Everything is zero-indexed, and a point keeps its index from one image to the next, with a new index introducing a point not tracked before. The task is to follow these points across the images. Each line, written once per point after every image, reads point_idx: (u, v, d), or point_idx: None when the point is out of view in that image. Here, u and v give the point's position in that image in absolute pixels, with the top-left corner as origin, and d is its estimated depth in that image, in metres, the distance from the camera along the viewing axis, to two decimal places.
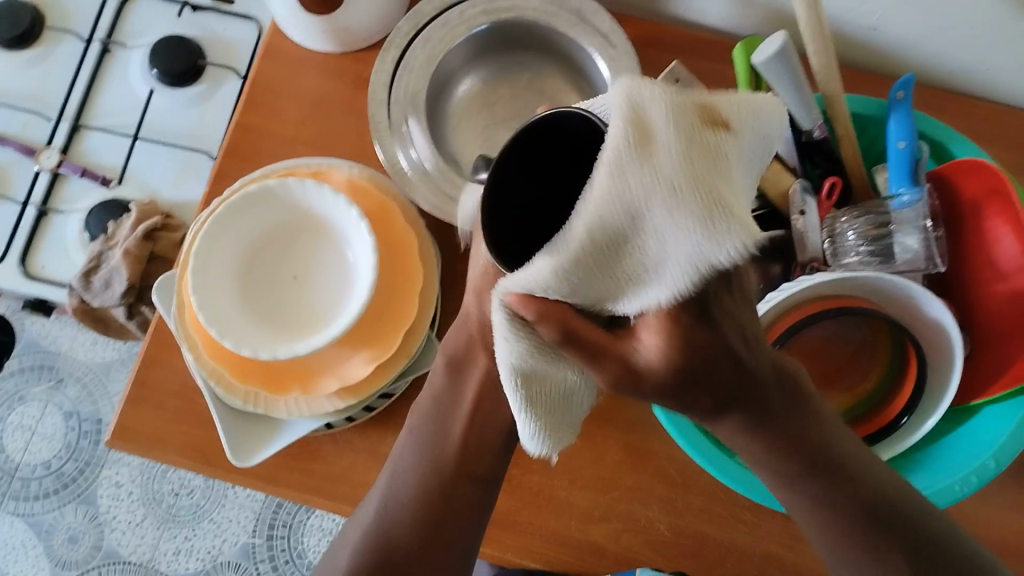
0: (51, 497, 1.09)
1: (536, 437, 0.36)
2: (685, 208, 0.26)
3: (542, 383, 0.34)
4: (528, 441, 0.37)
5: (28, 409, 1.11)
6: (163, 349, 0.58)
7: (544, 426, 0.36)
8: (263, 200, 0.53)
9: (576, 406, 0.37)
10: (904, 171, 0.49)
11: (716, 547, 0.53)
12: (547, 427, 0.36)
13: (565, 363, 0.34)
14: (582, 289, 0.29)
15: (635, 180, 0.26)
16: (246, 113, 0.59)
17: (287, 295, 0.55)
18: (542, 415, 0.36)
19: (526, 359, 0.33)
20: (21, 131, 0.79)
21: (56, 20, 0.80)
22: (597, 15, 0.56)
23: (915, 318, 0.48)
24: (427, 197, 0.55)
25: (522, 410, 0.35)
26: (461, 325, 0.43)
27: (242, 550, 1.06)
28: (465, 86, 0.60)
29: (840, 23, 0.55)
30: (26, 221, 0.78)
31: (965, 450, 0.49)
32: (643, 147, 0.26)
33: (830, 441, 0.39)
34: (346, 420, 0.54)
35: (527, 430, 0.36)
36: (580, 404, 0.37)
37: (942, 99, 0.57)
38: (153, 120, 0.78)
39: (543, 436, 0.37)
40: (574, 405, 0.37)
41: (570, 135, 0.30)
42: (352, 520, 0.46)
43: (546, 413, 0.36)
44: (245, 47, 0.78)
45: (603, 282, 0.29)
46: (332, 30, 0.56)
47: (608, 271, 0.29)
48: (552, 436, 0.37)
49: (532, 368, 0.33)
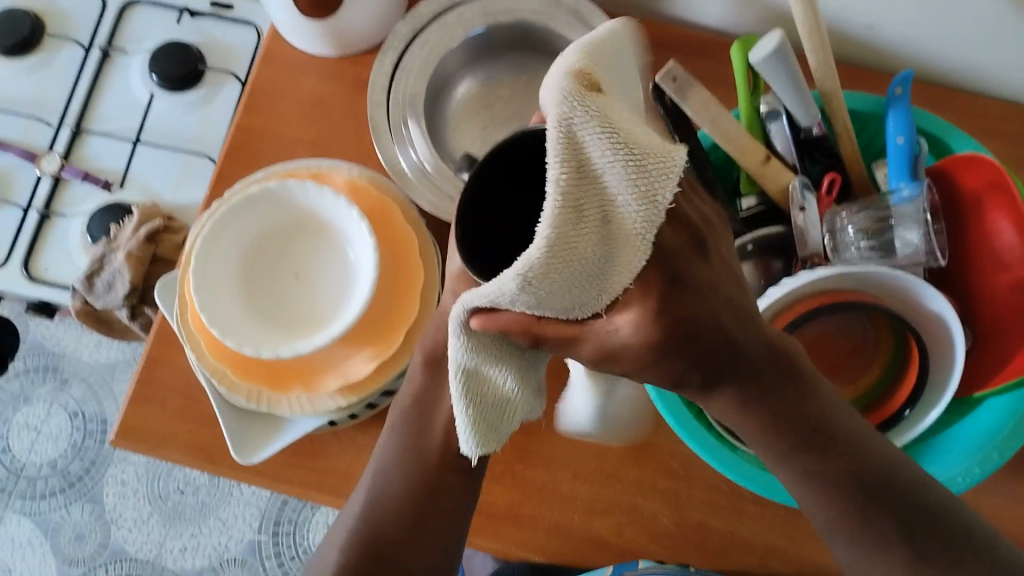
0: (58, 496, 1.10)
1: (478, 438, 0.35)
2: (626, 160, 0.26)
3: (489, 382, 0.34)
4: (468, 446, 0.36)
5: (33, 409, 1.12)
6: (168, 351, 0.59)
7: (486, 429, 0.35)
8: (263, 201, 0.54)
9: (521, 410, 0.36)
10: (904, 167, 0.50)
11: (719, 541, 0.54)
12: (493, 429, 0.35)
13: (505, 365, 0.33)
14: (553, 302, 0.28)
15: (572, 164, 0.26)
16: (246, 116, 0.59)
17: (288, 294, 0.55)
18: (485, 418, 0.35)
19: (475, 355, 0.32)
20: (21, 135, 0.79)
21: (54, 23, 0.80)
22: (595, 14, 0.56)
23: (915, 311, 0.48)
24: (429, 198, 0.55)
25: (465, 407, 0.34)
26: None
27: (248, 546, 1.07)
28: (465, 86, 0.60)
29: (837, 19, 0.55)
30: (29, 223, 0.78)
31: (968, 440, 0.49)
32: (574, 134, 0.26)
33: (845, 436, 0.39)
34: (349, 418, 0.55)
35: (471, 432, 0.35)
36: (526, 412, 0.37)
37: (939, 93, 0.57)
38: (153, 125, 0.79)
39: (488, 439, 0.36)
40: (521, 411, 0.36)
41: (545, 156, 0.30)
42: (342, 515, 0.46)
43: (489, 414, 0.35)
44: (243, 52, 0.78)
45: (571, 291, 0.28)
46: (331, 34, 0.56)
47: (575, 280, 0.28)
48: (497, 440, 0.36)
49: (478, 366, 0.33)
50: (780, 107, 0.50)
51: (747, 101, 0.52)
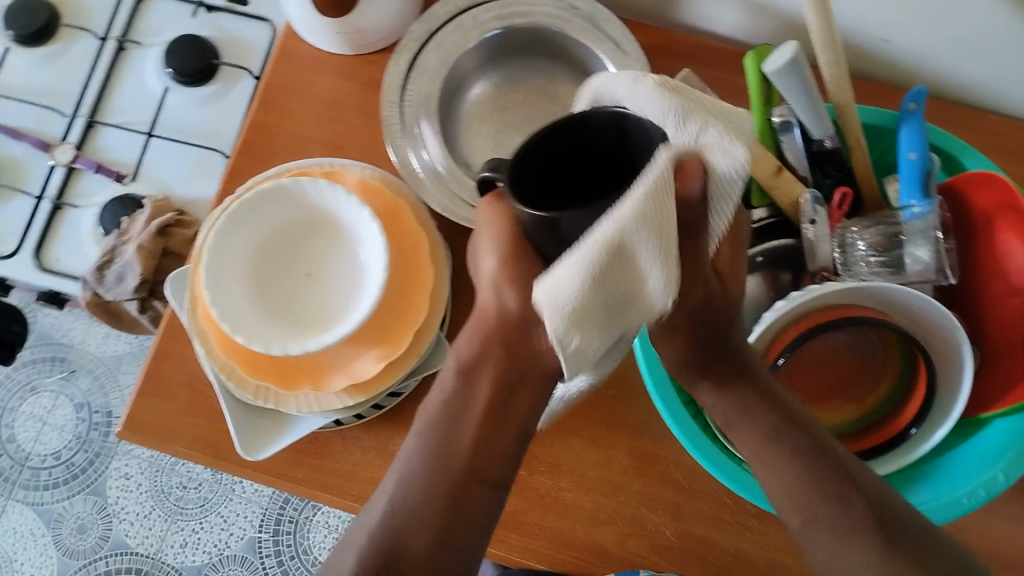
0: (61, 487, 1.10)
1: (572, 317, 0.30)
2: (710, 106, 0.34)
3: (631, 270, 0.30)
4: (557, 296, 0.30)
5: (40, 400, 1.13)
6: (175, 345, 0.59)
7: (582, 310, 0.30)
8: (275, 198, 0.54)
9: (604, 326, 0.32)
10: (915, 183, 0.49)
11: (721, 553, 0.54)
12: (584, 318, 0.31)
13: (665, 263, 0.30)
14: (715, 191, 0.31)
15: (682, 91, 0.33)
16: (260, 113, 0.60)
17: (298, 292, 0.55)
18: (592, 300, 0.30)
19: (641, 227, 0.28)
20: (38, 126, 0.80)
21: (74, 16, 0.81)
22: (611, 22, 0.57)
23: (923, 328, 0.48)
24: (439, 199, 0.56)
25: (591, 277, 0.29)
26: (472, 327, 0.43)
27: (249, 544, 1.07)
28: (478, 89, 0.61)
29: (853, 33, 0.55)
30: (42, 214, 0.79)
31: (974, 462, 0.49)
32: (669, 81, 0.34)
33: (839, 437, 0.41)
34: (355, 417, 0.55)
35: (564, 304, 0.30)
36: (612, 333, 0.33)
37: (954, 111, 0.57)
38: (166, 120, 0.79)
39: (571, 323, 0.31)
40: (613, 325, 0.32)
41: (579, 136, 0.32)
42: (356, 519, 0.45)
43: (597, 301, 0.30)
44: (259, 47, 0.79)
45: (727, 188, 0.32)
46: (347, 33, 0.57)
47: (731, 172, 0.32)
48: (575, 337, 0.31)
49: (631, 251, 0.29)
50: (793, 118, 0.50)
51: (759, 112, 0.51)
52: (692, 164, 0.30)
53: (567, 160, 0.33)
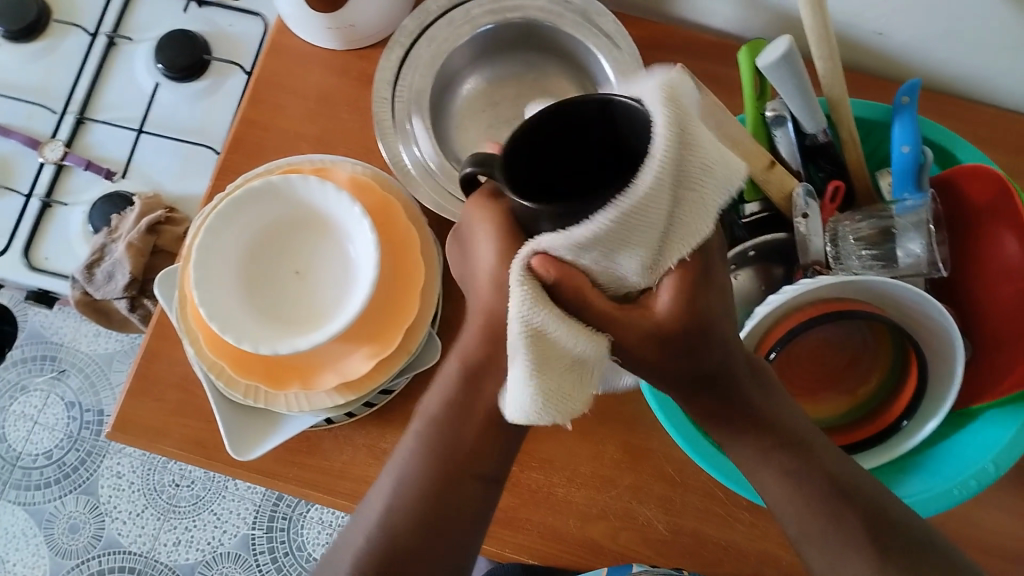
0: (53, 486, 1.09)
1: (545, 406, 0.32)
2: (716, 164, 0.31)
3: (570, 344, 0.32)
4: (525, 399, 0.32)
5: (30, 399, 1.12)
6: (166, 343, 0.58)
7: (554, 398, 0.32)
8: (265, 195, 0.53)
9: (587, 382, 0.33)
10: (907, 177, 0.49)
11: (714, 548, 0.54)
12: (565, 399, 0.33)
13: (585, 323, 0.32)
14: (597, 264, 0.30)
15: (688, 138, 0.30)
16: (250, 109, 0.59)
17: (288, 291, 0.55)
18: (555, 385, 0.32)
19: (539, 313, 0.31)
20: (26, 123, 0.79)
21: (62, 12, 0.80)
22: (603, 16, 0.56)
23: (915, 323, 0.48)
24: (430, 195, 0.55)
25: (536, 374, 0.31)
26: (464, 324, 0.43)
27: (242, 541, 1.07)
28: (469, 84, 0.60)
29: (846, 26, 0.55)
30: (30, 212, 0.78)
31: (964, 454, 0.49)
32: (686, 113, 0.30)
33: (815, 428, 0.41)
34: (346, 416, 0.55)
35: (544, 402, 0.32)
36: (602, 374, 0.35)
37: (946, 104, 0.57)
38: (157, 116, 0.78)
39: (561, 408, 0.33)
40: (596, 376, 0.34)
41: (572, 123, 0.32)
42: (354, 521, 0.44)
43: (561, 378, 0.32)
44: (250, 43, 0.79)
45: (617, 262, 0.31)
46: (337, 28, 0.56)
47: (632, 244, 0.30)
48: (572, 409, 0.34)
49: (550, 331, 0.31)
50: (786, 113, 0.50)
51: (754, 105, 0.52)
52: (544, 264, 0.30)
53: (562, 144, 0.33)
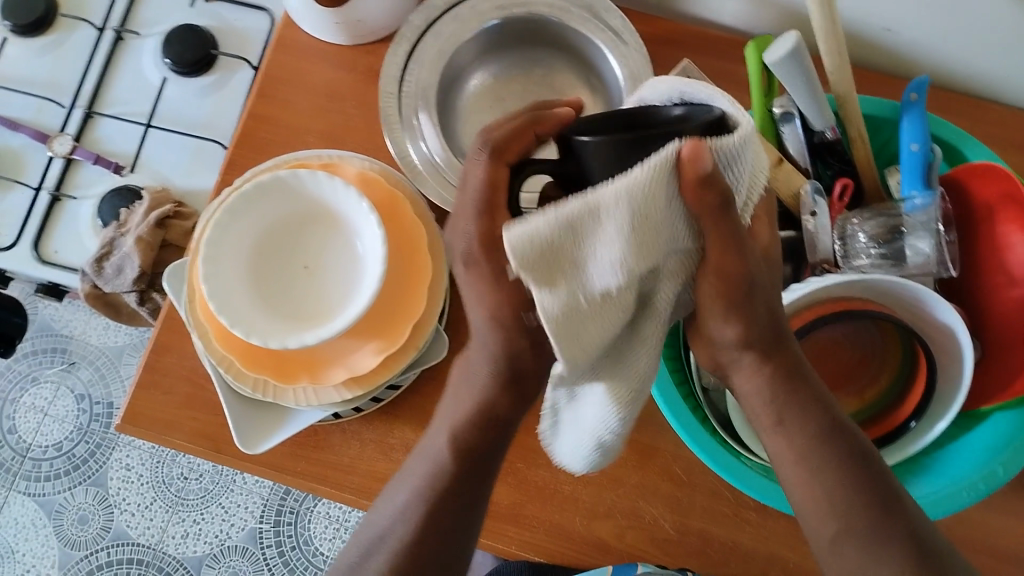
0: (62, 478, 1.10)
1: (533, 266, 0.29)
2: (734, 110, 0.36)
3: (610, 244, 0.29)
4: (523, 240, 0.28)
5: (40, 391, 1.13)
6: (174, 338, 0.59)
7: (543, 254, 0.29)
8: (273, 190, 0.54)
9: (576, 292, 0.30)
10: (916, 174, 0.49)
11: (720, 546, 0.54)
12: (547, 271, 0.29)
13: (646, 242, 0.30)
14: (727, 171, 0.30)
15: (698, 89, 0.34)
16: (258, 105, 0.59)
17: (297, 285, 0.55)
18: (555, 248, 0.29)
19: (626, 194, 0.28)
20: (36, 117, 0.80)
21: (71, 6, 0.81)
22: (610, 12, 0.56)
23: (924, 322, 0.48)
24: (437, 190, 0.55)
25: (564, 224, 0.28)
26: None
27: (249, 534, 1.07)
28: (476, 80, 0.60)
29: (856, 23, 0.54)
30: (40, 206, 0.78)
31: (973, 455, 0.49)
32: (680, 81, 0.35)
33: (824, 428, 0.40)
34: (353, 411, 0.55)
35: (533, 244, 0.28)
36: (589, 325, 0.31)
37: (956, 101, 0.57)
38: (165, 110, 0.79)
39: (538, 271, 0.29)
40: (582, 312, 0.31)
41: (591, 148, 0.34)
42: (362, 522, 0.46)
43: (564, 259, 0.29)
44: (258, 38, 0.79)
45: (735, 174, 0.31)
46: (344, 23, 0.56)
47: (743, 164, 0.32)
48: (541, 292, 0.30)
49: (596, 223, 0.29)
50: (794, 109, 0.49)
51: (760, 102, 0.51)
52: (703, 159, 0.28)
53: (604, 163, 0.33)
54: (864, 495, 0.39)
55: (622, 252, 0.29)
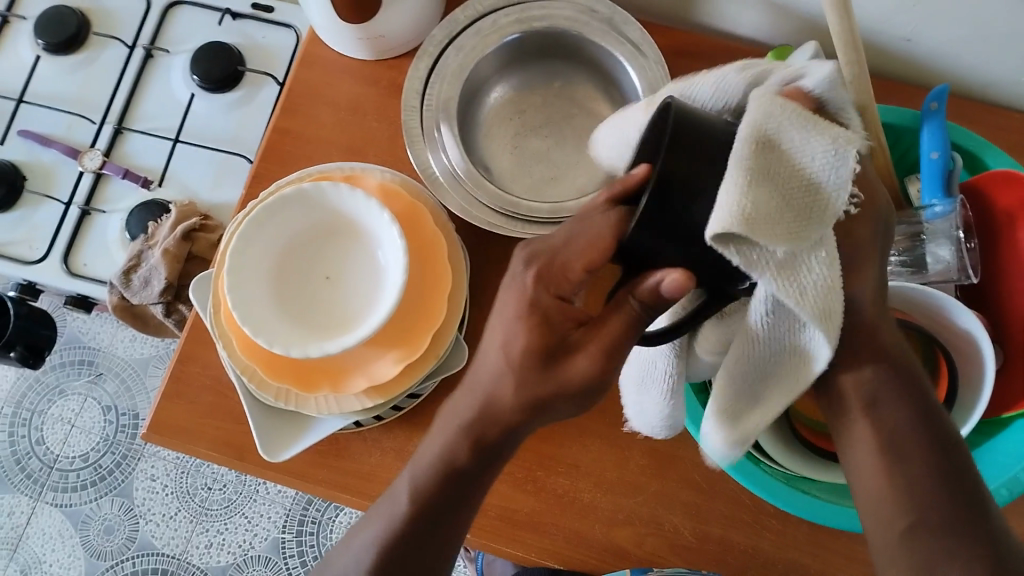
0: (89, 489, 1.12)
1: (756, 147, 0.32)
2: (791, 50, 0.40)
3: (776, 184, 0.32)
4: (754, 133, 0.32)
5: (68, 403, 1.15)
6: (198, 348, 0.60)
7: (766, 161, 0.32)
8: (299, 203, 0.55)
9: (783, 194, 0.32)
10: (937, 183, 0.49)
11: (741, 555, 0.53)
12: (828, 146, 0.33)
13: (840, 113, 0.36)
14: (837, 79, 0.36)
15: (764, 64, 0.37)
16: (283, 119, 0.61)
17: (318, 295, 0.56)
18: (766, 167, 0.32)
19: (761, 157, 0.32)
20: (67, 133, 0.82)
21: (102, 25, 0.83)
22: (628, 25, 0.57)
23: (943, 328, 0.48)
24: (458, 202, 0.56)
25: (750, 169, 0.31)
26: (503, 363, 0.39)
27: (272, 544, 1.08)
28: (497, 93, 0.61)
29: (875, 33, 0.54)
30: (69, 220, 0.80)
31: (993, 459, 0.48)
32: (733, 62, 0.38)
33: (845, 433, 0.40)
34: (374, 419, 0.56)
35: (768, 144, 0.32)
36: (765, 196, 0.31)
37: (976, 109, 0.56)
38: (193, 125, 0.81)
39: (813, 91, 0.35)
40: (794, 140, 0.32)
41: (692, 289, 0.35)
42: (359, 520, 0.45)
43: (770, 190, 0.32)
44: (284, 54, 0.81)
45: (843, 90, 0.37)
46: (366, 39, 0.57)
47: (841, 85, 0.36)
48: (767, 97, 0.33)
49: (762, 168, 0.32)
50: None
51: None
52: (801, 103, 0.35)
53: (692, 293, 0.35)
54: (924, 498, 0.38)
55: (813, 151, 0.32)
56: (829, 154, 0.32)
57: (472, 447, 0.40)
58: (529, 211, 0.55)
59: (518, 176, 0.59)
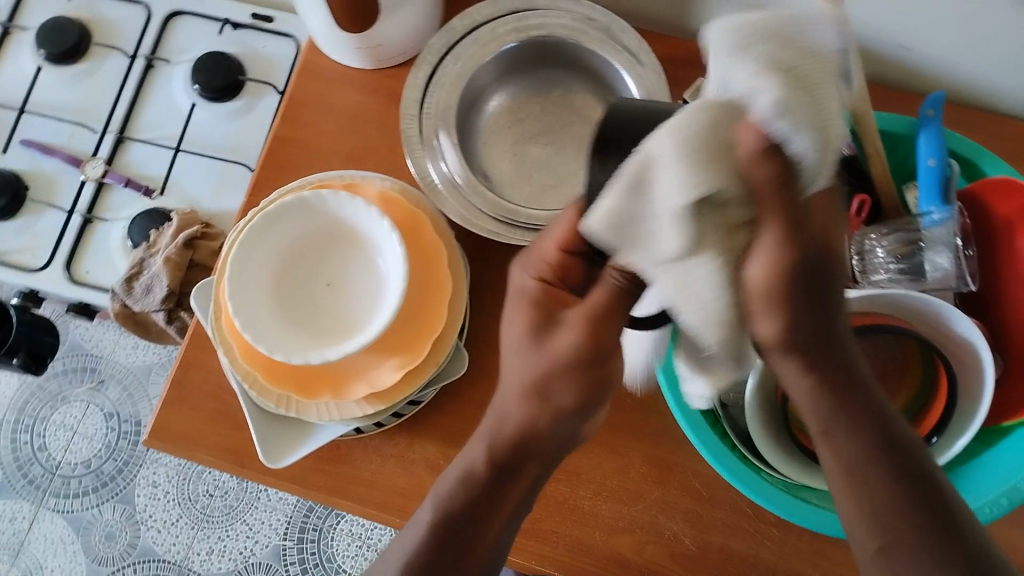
0: (90, 495, 1.12)
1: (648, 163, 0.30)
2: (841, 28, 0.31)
3: (637, 209, 0.31)
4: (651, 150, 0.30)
5: (70, 409, 1.15)
6: (200, 355, 0.60)
7: (638, 184, 0.31)
8: (299, 210, 0.55)
9: (649, 222, 0.31)
10: (934, 190, 0.49)
11: (742, 563, 0.53)
12: (769, 151, 0.29)
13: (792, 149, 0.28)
14: (807, 111, 0.28)
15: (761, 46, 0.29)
16: (283, 127, 0.61)
17: (319, 302, 0.56)
18: (635, 192, 0.31)
19: (643, 178, 0.31)
20: (69, 141, 0.82)
21: (103, 34, 0.84)
22: (626, 33, 0.57)
23: (943, 336, 0.48)
24: (457, 209, 0.56)
25: (624, 190, 0.31)
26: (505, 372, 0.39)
27: (273, 551, 1.08)
28: (496, 101, 0.62)
29: (873, 40, 0.55)
30: (71, 228, 0.80)
31: (995, 470, 0.48)
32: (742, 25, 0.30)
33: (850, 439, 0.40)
34: (375, 426, 0.56)
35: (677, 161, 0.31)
36: (632, 212, 0.31)
37: (974, 117, 0.57)
38: (193, 134, 0.81)
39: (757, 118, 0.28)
40: (666, 170, 0.30)
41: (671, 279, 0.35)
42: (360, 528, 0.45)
43: (636, 213, 0.32)
44: (284, 63, 0.81)
45: (811, 119, 0.28)
46: (365, 47, 0.58)
47: (816, 113, 0.28)
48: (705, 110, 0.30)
49: (638, 187, 0.31)
50: None
51: None
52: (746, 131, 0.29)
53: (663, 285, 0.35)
54: None
55: (670, 190, 0.30)
56: (677, 190, 0.29)
57: (472, 455, 0.40)
58: (528, 218, 0.55)
59: (517, 184, 0.60)
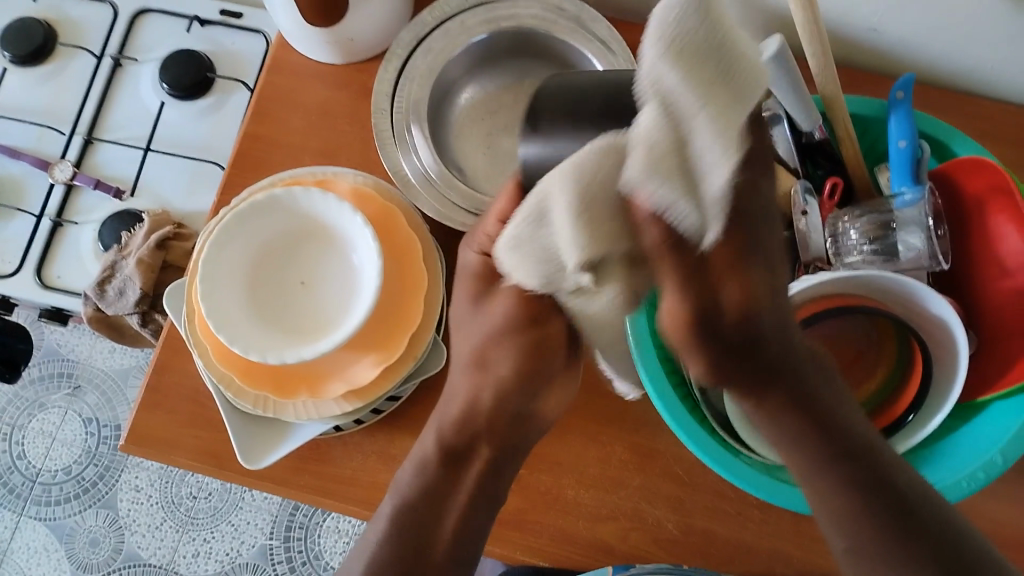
0: (72, 502, 1.11)
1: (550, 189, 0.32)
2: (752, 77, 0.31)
3: (542, 240, 0.34)
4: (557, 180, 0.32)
5: (49, 416, 1.13)
6: (176, 358, 0.59)
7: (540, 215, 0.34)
8: (271, 208, 0.54)
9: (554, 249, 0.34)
10: (905, 170, 0.50)
11: (725, 547, 0.54)
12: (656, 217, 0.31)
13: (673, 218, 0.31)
14: (684, 186, 0.30)
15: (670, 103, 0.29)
16: (253, 124, 0.60)
17: (293, 300, 0.56)
18: (538, 224, 0.34)
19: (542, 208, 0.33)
20: (36, 144, 0.81)
21: (68, 35, 0.82)
22: (596, 22, 0.57)
23: (917, 315, 0.48)
24: (431, 203, 0.56)
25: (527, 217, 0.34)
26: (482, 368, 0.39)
27: (260, 551, 1.08)
28: (468, 93, 0.61)
29: (841, 24, 0.55)
30: (41, 232, 0.79)
31: (972, 444, 0.48)
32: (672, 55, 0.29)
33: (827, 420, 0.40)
34: (355, 423, 0.55)
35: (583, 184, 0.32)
36: (535, 242, 0.34)
37: (945, 97, 0.57)
38: (163, 133, 0.80)
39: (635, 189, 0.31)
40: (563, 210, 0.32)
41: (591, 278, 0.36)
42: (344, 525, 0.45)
43: (540, 241, 0.34)
44: (254, 60, 0.80)
45: (687, 195, 0.30)
46: (335, 42, 0.57)
47: (692, 185, 0.30)
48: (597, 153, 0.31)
49: (540, 216, 0.34)
50: (782, 111, 0.51)
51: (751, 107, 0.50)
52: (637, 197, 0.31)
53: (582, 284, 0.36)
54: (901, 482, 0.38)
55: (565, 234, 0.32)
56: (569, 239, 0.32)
57: None
58: None
59: (491, 175, 0.59)
